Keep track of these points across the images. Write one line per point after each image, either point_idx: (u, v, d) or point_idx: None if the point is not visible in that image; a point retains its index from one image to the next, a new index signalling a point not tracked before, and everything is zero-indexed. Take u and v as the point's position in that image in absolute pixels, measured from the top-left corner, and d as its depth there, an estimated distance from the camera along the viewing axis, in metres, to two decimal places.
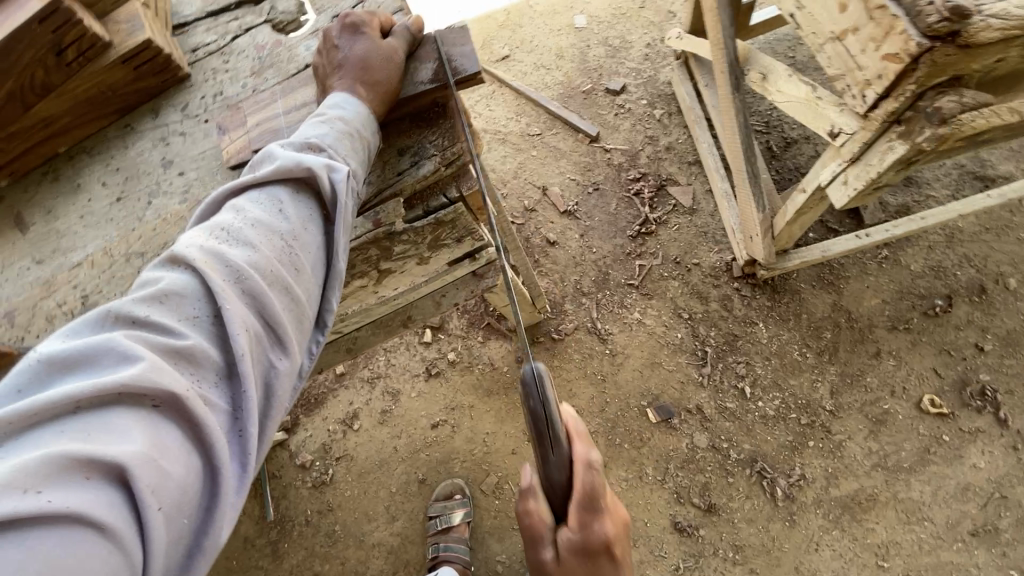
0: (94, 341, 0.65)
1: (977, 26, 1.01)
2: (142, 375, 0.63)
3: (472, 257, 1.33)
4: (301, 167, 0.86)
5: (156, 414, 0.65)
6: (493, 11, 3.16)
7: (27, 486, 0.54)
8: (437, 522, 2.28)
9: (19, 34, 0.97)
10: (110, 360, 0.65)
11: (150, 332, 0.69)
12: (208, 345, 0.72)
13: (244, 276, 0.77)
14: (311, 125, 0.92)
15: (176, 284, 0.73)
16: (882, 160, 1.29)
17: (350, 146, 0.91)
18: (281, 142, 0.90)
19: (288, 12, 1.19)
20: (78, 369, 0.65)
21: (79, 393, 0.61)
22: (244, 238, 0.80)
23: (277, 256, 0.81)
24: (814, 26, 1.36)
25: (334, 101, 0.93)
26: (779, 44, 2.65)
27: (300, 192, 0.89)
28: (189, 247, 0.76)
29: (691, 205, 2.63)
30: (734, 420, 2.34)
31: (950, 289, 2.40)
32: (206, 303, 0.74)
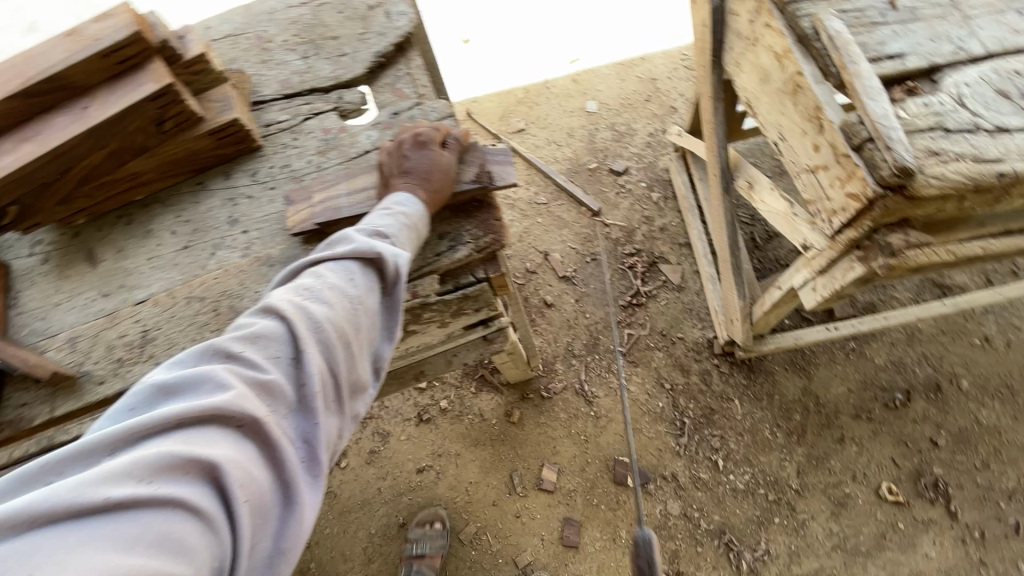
0: (198, 371, 0.80)
1: (920, 183, 1.25)
2: (234, 401, 0.79)
3: (486, 323, 1.49)
4: (373, 251, 1.03)
5: (240, 433, 0.79)
6: (513, 87, 3.47)
7: (148, 475, 0.67)
8: (413, 548, 2.39)
9: (133, 107, 1.15)
10: (209, 386, 0.80)
11: (241, 369, 0.84)
12: (286, 384, 0.88)
13: (319, 329, 0.93)
14: (378, 216, 1.09)
15: (264, 331, 0.89)
16: (845, 276, 1.51)
17: (406, 236, 1.08)
18: (355, 227, 1.08)
19: (353, 102, 1.41)
20: (182, 392, 0.79)
21: (184, 410, 0.75)
22: (321, 297, 0.96)
23: (346, 318, 0.98)
24: (793, 157, 1.61)
25: (397, 199, 1.12)
26: (765, 148, 2.97)
27: (368, 266, 1.04)
28: (278, 303, 0.93)
29: (679, 283, 2.84)
30: (706, 491, 2.47)
31: (908, 384, 2.61)
32: (287, 349, 0.90)
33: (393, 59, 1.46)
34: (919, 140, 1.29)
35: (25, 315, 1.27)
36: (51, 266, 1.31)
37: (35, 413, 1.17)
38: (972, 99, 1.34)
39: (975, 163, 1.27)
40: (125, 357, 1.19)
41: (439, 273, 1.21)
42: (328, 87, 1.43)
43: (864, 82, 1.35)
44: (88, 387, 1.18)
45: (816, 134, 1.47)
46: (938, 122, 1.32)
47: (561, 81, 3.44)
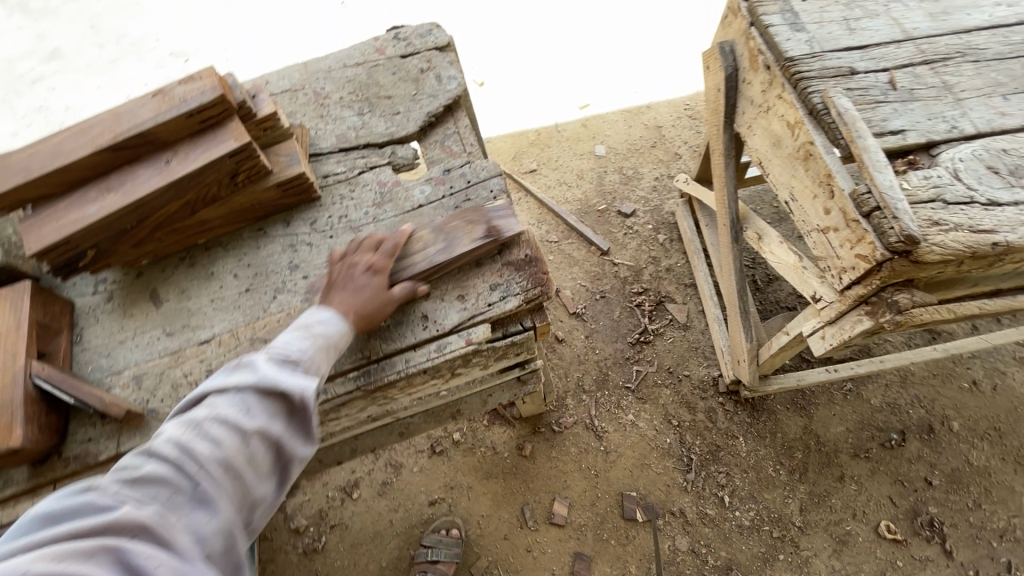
0: (78, 502, 0.86)
1: (924, 249, 1.39)
2: (114, 524, 0.84)
3: (522, 366, 1.57)
4: (276, 384, 1.04)
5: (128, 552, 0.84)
6: (525, 129, 3.64)
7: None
8: (429, 552, 2.47)
9: (213, 163, 1.25)
10: (90, 514, 0.85)
11: (126, 495, 0.89)
12: (176, 512, 0.91)
13: (205, 462, 0.95)
14: (295, 336, 1.12)
15: (149, 470, 0.92)
16: (853, 328, 1.63)
17: (320, 357, 1.13)
18: (265, 352, 1.09)
19: (406, 157, 1.51)
20: (69, 521, 0.84)
21: (76, 530, 0.82)
22: (211, 431, 0.97)
23: (238, 451, 0.99)
24: (804, 216, 1.75)
25: (320, 317, 1.18)
26: (765, 196, 3.15)
27: (271, 398, 1.04)
28: (172, 435, 0.96)
29: (685, 322, 2.97)
30: (713, 527, 2.54)
31: (903, 425, 2.74)
32: (173, 481, 0.92)
33: (442, 118, 1.58)
34: (922, 210, 1.43)
35: (90, 352, 1.33)
36: (115, 305, 1.38)
37: (100, 448, 1.22)
38: (967, 173, 1.50)
39: (971, 233, 1.41)
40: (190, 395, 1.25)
41: (491, 321, 1.30)
42: (382, 142, 1.54)
43: (872, 156, 1.49)
44: (153, 424, 1.24)
45: (827, 199, 1.61)
46: (937, 194, 1.46)
47: (572, 126, 3.61)
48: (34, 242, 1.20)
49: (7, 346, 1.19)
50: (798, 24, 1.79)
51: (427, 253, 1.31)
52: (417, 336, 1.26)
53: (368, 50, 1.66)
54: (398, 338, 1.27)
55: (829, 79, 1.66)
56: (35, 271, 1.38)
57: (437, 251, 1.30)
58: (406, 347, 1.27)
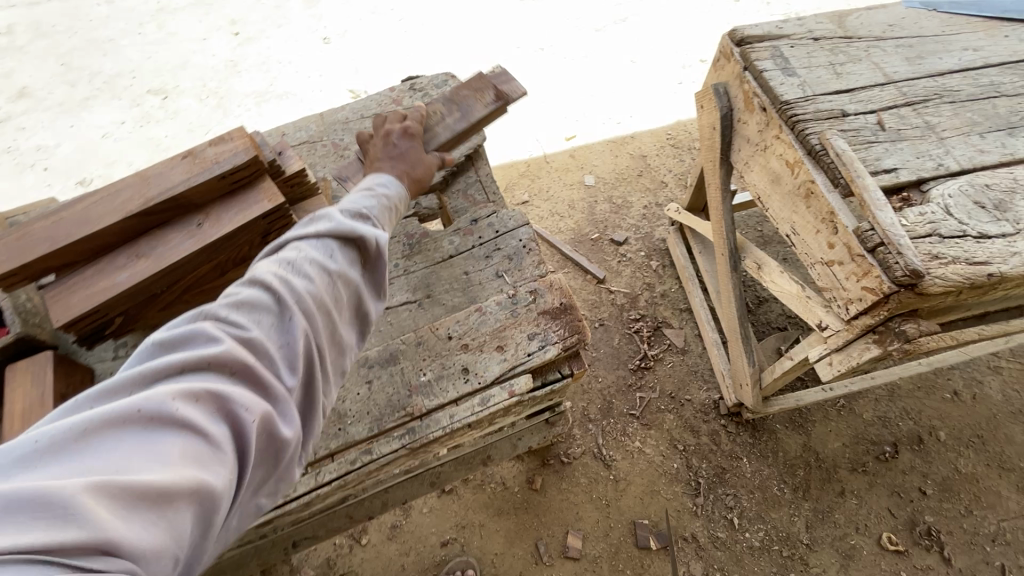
0: (189, 328, 0.79)
1: (928, 282, 1.48)
2: (224, 356, 0.78)
3: (551, 409, 1.59)
4: (354, 231, 1.04)
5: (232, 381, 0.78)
6: (515, 161, 3.70)
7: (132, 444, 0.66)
8: None
9: (247, 225, 1.23)
10: (201, 341, 0.79)
11: (226, 328, 0.83)
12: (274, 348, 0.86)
13: (299, 300, 0.90)
14: (362, 198, 1.15)
15: (252, 297, 0.88)
16: (862, 354, 1.71)
17: (386, 217, 1.17)
18: (336, 207, 1.09)
19: (431, 208, 1.54)
20: (179, 349, 0.79)
21: (179, 362, 0.75)
22: (304, 267, 0.94)
23: (327, 290, 0.97)
24: (806, 249, 1.84)
25: (372, 184, 1.20)
26: (750, 220, 3.28)
27: (346, 245, 1.04)
28: (263, 274, 0.91)
29: (683, 346, 3.04)
30: (725, 549, 2.57)
31: (894, 438, 2.85)
32: (273, 310, 0.88)
33: (463, 167, 1.60)
34: (922, 245, 1.53)
35: None
36: None
37: None
38: (957, 208, 1.61)
39: (968, 265, 1.51)
40: None
41: (530, 370, 1.31)
42: None
43: (872, 195, 1.59)
44: None
45: (830, 234, 1.70)
46: (933, 229, 1.57)
47: (560, 157, 3.70)
48: (62, 313, 1.16)
49: (33, 420, 1.14)
50: (789, 68, 1.89)
51: (467, 311, 1.35)
52: (460, 389, 1.27)
53: (384, 100, 1.68)
54: (440, 393, 1.27)
55: (824, 121, 1.77)
56: (53, 338, 1.34)
57: (455, 125, 1.47)
58: (448, 402, 1.27)
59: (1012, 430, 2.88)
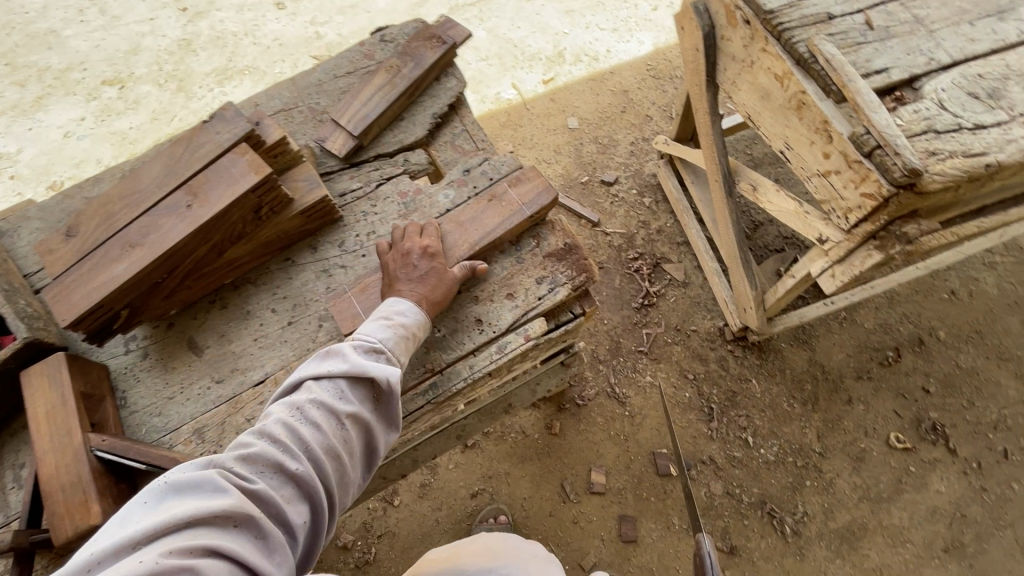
0: (197, 476, 0.89)
1: (927, 180, 1.47)
2: (236, 504, 0.87)
3: (565, 351, 1.60)
4: (375, 368, 1.12)
5: (234, 529, 0.87)
6: (494, 111, 3.60)
7: (201, 535, 0.83)
8: None
9: (238, 200, 1.21)
10: (250, 461, 0.96)
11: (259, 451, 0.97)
12: (278, 463, 0.97)
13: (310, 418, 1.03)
14: (376, 326, 1.17)
15: (256, 451, 0.97)
16: (864, 262, 1.73)
17: (403, 346, 1.17)
18: (351, 341, 1.15)
19: (420, 163, 1.50)
20: (247, 461, 0.96)
21: (194, 510, 0.84)
22: (311, 414, 1.04)
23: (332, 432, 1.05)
24: (802, 163, 1.82)
25: (396, 306, 1.20)
26: (739, 144, 3.23)
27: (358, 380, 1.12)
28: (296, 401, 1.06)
29: (684, 279, 3.05)
30: (742, 467, 2.68)
31: (896, 343, 2.92)
32: (278, 460, 0.97)
33: (447, 117, 1.56)
34: (918, 143, 1.52)
35: (139, 414, 1.28)
36: (153, 361, 1.33)
37: None
38: (951, 101, 1.58)
39: (966, 158, 1.50)
40: None
41: (543, 314, 1.32)
42: (391, 150, 1.51)
43: (865, 98, 1.56)
44: None
45: (825, 144, 1.68)
46: (929, 126, 1.55)
47: (540, 102, 3.59)
48: (66, 312, 1.15)
49: (60, 424, 1.16)
50: None
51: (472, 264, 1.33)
52: (476, 341, 1.28)
53: (355, 57, 1.60)
54: (457, 345, 1.28)
55: (811, 27, 1.70)
56: (62, 340, 1.33)
57: (412, 69, 1.51)
58: (467, 353, 1.28)
59: (1008, 321, 2.96)
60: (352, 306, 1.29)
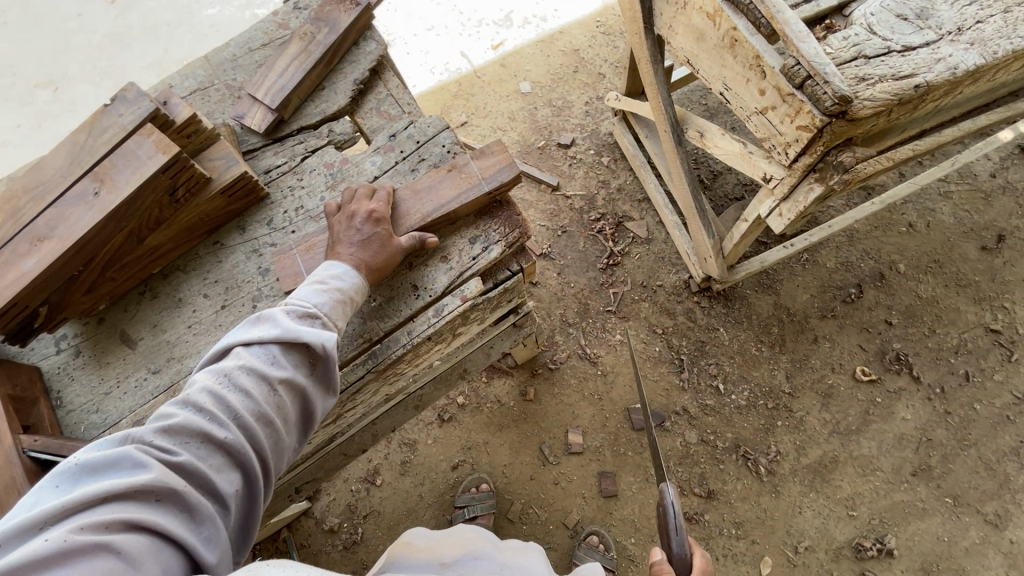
0: (114, 453, 0.90)
1: (857, 106, 1.47)
2: (156, 478, 0.88)
3: (515, 311, 1.59)
4: (304, 338, 1.08)
5: (157, 505, 0.88)
6: (445, 82, 3.53)
7: (115, 511, 0.84)
8: (466, 511, 2.52)
9: (147, 182, 1.16)
10: (173, 435, 0.95)
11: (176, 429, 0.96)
12: (204, 438, 0.97)
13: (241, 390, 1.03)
14: (310, 291, 1.14)
15: (180, 424, 0.96)
16: (807, 197, 1.74)
17: (340, 311, 1.15)
18: (282, 306, 1.12)
19: (345, 133, 1.45)
20: (170, 435, 0.95)
21: (109, 486, 0.85)
22: (239, 383, 1.03)
23: (265, 399, 1.05)
24: (741, 103, 1.80)
25: (333, 271, 1.18)
26: (693, 95, 3.20)
27: (290, 346, 1.11)
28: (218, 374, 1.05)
29: (647, 236, 3.06)
30: (715, 414, 2.72)
31: (858, 279, 2.97)
32: (203, 430, 0.97)
33: (370, 83, 1.51)
34: (847, 69, 1.51)
35: (77, 412, 1.26)
36: (86, 358, 1.29)
37: None
38: (879, 25, 1.57)
39: (895, 81, 1.49)
40: None
41: (479, 274, 1.31)
42: (315, 122, 1.46)
43: (793, 28, 1.53)
44: None
45: (759, 80, 1.66)
46: (858, 51, 1.53)
47: (491, 69, 3.53)
48: None
49: None
50: None
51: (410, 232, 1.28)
52: (413, 306, 1.26)
53: (269, 28, 1.54)
54: (395, 313, 1.26)
55: None
56: None
57: (326, 35, 1.45)
58: (405, 320, 1.26)
59: (966, 249, 3.01)
60: (295, 265, 1.27)
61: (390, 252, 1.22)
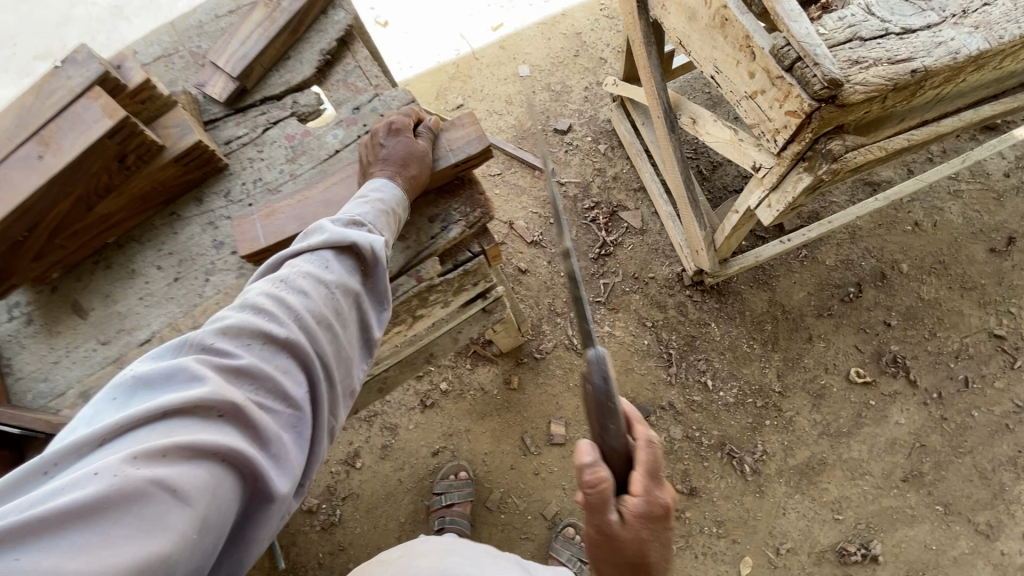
0: (171, 366, 0.84)
1: (848, 91, 1.39)
2: (216, 392, 0.83)
3: (483, 296, 1.54)
4: (349, 240, 1.09)
5: (221, 422, 0.83)
6: (443, 64, 3.47)
7: (175, 433, 0.77)
8: (442, 498, 2.50)
9: (93, 147, 1.12)
10: (225, 354, 0.90)
11: (215, 356, 0.89)
12: (259, 360, 0.92)
13: (293, 313, 0.99)
14: (356, 204, 1.15)
15: (234, 344, 0.91)
16: (795, 187, 1.66)
17: (385, 221, 1.16)
18: (332, 217, 1.13)
19: (310, 104, 1.41)
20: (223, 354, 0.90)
21: (170, 401, 0.80)
22: (291, 303, 1.00)
23: (315, 319, 1.02)
24: (731, 86, 1.72)
25: (375, 186, 1.18)
26: (696, 83, 3.10)
27: (333, 258, 1.11)
28: (257, 296, 1.00)
29: (641, 226, 2.98)
30: (702, 410, 2.66)
31: (858, 278, 2.87)
32: (262, 346, 0.93)
33: (338, 54, 1.45)
34: (840, 52, 1.42)
35: (25, 380, 1.24)
36: (36, 327, 1.27)
37: None
38: (878, 6, 1.47)
39: (890, 65, 1.41)
40: None
41: (437, 255, 1.26)
42: (279, 93, 1.42)
43: (785, 6, 1.45)
44: None
45: (749, 62, 1.58)
46: (853, 33, 1.44)
47: (490, 51, 3.46)
48: None
49: None
50: None
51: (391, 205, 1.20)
52: None
53: None
54: None
55: None
56: None
57: (292, 2, 1.40)
58: None
59: (973, 251, 2.90)
60: (256, 228, 1.25)
61: (427, 167, 1.22)
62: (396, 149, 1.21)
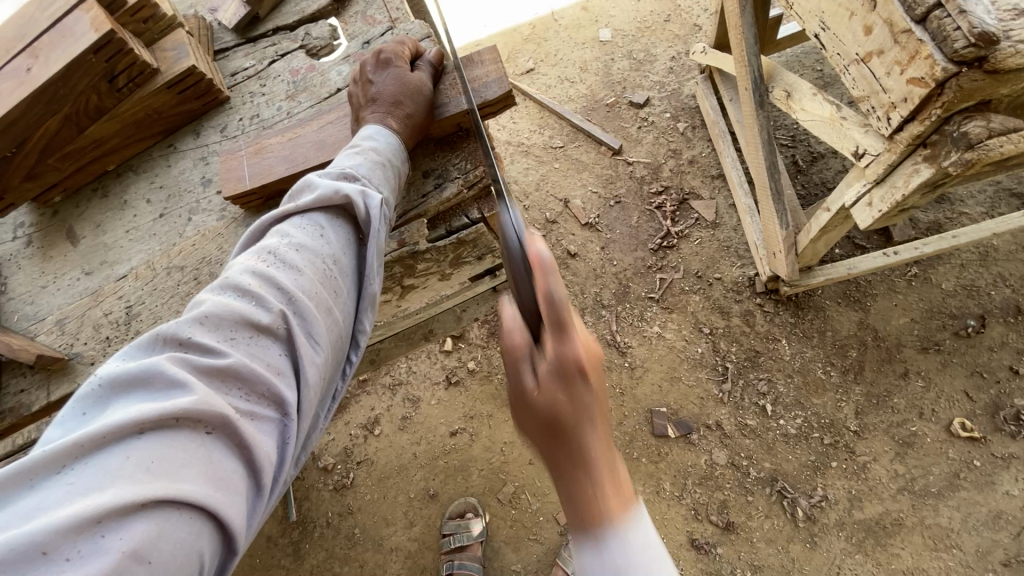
0: (143, 367, 0.68)
1: (1005, 52, 1.01)
2: (199, 401, 0.68)
3: (493, 273, 1.35)
4: (339, 195, 0.91)
5: (208, 439, 0.68)
6: (519, 25, 3.25)
7: (149, 464, 0.62)
8: (452, 540, 2.28)
9: (77, 63, 1.04)
10: (205, 353, 0.74)
11: (192, 356, 0.72)
12: (249, 361, 0.76)
13: (289, 301, 0.82)
14: (347, 156, 0.97)
15: (218, 342, 0.75)
16: (908, 182, 1.29)
17: (382, 174, 0.97)
18: (318, 171, 0.96)
19: (322, 38, 1.27)
20: (205, 354, 0.74)
21: (142, 416, 0.64)
22: (285, 284, 0.83)
23: (316, 303, 0.85)
24: (839, 48, 1.36)
25: (368, 132, 1.00)
26: (806, 58, 2.64)
27: (336, 218, 0.95)
28: (244, 275, 0.82)
29: (713, 219, 2.62)
30: (755, 438, 2.30)
31: (982, 310, 2.33)
32: (253, 344, 0.77)
33: None
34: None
35: (14, 301, 1.21)
36: (33, 249, 1.25)
37: (22, 399, 1.11)
38: None
39: None
40: (112, 336, 1.12)
41: (428, 216, 1.10)
42: (294, 23, 1.30)
43: None
44: (76, 370, 1.11)
45: (867, 13, 1.20)
46: None
47: (570, 12, 3.19)
48: None
49: None
50: None
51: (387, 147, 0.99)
52: None
53: None
54: None
55: None
56: None
57: None
58: None
59: None
60: (240, 167, 1.11)
61: (424, 104, 1.04)
62: (387, 83, 1.02)
